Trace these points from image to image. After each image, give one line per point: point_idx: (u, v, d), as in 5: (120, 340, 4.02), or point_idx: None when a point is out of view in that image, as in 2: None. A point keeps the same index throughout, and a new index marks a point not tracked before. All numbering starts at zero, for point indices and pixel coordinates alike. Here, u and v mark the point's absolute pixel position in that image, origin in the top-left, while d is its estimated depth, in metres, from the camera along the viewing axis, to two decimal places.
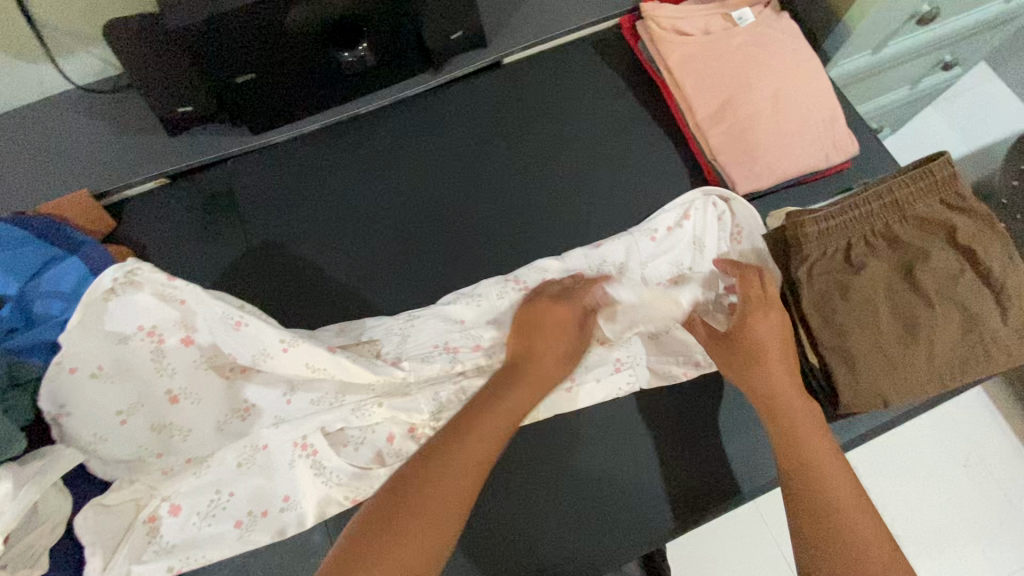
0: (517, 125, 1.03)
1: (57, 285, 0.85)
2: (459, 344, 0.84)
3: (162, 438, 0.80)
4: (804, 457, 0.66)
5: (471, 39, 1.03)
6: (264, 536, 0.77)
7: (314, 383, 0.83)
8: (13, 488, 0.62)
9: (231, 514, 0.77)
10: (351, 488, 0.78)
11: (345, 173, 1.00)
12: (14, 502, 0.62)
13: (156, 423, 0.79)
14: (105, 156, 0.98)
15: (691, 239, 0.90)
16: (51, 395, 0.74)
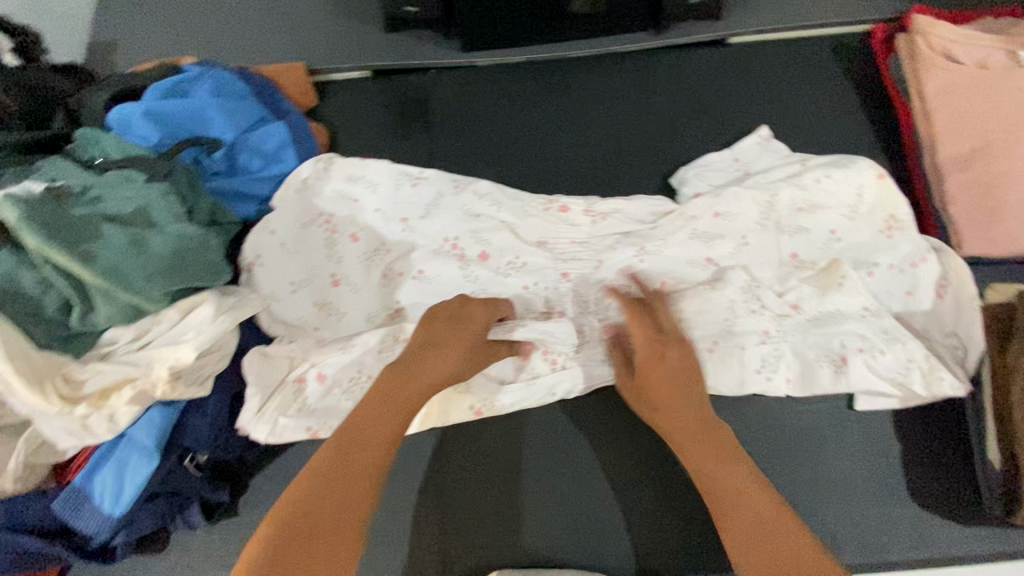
0: (726, 110, 0.96)
1: (262, 144, 0.90)
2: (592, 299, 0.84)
3: (321, 315, 0.84)
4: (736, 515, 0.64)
5: (706, 8, 0.96)
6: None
7: None
8: (212, 313, 0.68)
9: None
10: (482, 399, 0.80)
11: (539, 110, 0.97)
12: (211, 324, 0.68)
13: (319, 300, 0.84)
14: (326, 34, 1.01)
15: (889, 279, 0.81)
16: (251, 246, 0.84)
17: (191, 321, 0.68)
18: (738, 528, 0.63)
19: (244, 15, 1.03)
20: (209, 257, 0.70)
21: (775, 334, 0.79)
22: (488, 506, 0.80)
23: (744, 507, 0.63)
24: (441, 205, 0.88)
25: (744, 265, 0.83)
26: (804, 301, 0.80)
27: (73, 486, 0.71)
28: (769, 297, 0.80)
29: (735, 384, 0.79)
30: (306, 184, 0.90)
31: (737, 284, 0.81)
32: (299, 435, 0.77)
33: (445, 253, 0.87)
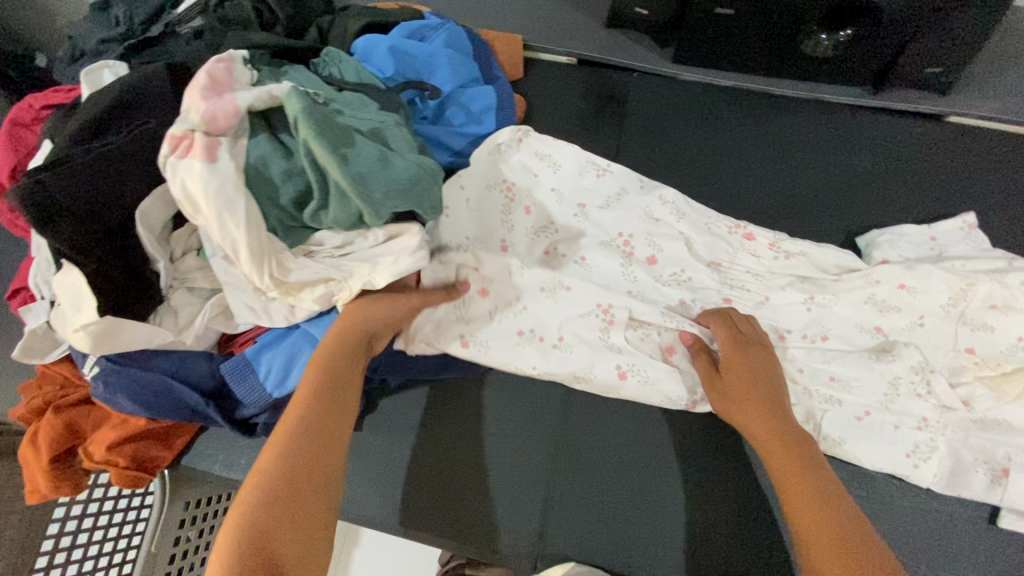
0: (931, 184, 0.92)
1: (470, 103, 0.95)
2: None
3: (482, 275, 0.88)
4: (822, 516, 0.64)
5: (935, 80, 0.94)
6: (533, 355, 0.83)
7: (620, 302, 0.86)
8: (415, 245, 0.70)
9: (517, 323, 0.84)
10: (628, 361, 0.81)
11: (734, 134, 0.97)
12: (411, 257, 0.70)
13: None
14: (547, 17, 1.06)
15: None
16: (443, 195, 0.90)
17: (394, 247, 0.70)
18: (819, 532, 0.63)
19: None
20: (434, 195, 0.70)
21: (936, 423, 0.76)
22: (594, 499, 0.80)
23: (828, 513, 0.64)
24: (621, 200, 0.91)
25: (918, 346, 0.80)
26: (972, 398, 0.77)
27: (243, 356, 0.77)
28: (938, 384, 0.77)
29: (885, 464, 0.76)
30: (499, 148, 0.94)
31: (908, 362, 0.79)
32: (450, 342, 0.83)
33: (614, 247, 0.89)
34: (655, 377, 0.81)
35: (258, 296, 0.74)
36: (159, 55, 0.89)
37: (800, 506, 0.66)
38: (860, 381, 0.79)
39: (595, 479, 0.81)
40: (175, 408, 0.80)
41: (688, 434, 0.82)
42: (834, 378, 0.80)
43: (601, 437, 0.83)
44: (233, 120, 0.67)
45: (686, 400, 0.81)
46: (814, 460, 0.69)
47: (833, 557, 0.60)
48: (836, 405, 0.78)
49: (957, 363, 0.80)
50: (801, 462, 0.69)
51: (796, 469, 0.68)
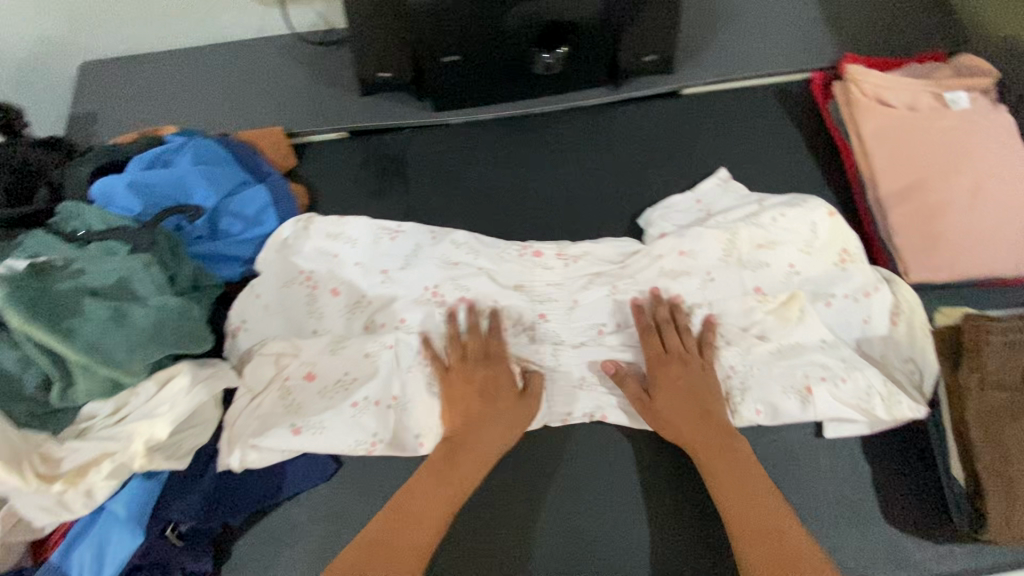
0: (683, 157, 1.03)
1: (242, 208, 0.93)
2: (572, 340, 0.88)
3: (304, 366, 0.83)
4: (755, 522, 0.69)
5: (658, 65, 1.04)
6: (372, 423, 0.81)
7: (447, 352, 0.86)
8: (186, 383, 0.67)
9: (351, 395, 0.82)
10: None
11: (510, 164, 1.03)
12: (185, 396, 0.67)
13: (307, 360, 0.84)
14: (302, 99, 1.06)
15: (845, 310, 0.87)
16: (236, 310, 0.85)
17: (167, 392, 0.67)
18: (753, 534, 0.68)
19: (224, 84, 1.07)
20: (190, 325, 0.70)
21: (742, 368, 0.83)
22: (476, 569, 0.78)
23: (745, 492, 0.72)
24: (418, 257, 0.92)
25: (713, 301, 0.88)
26: (766, 330, 0.85)
27: (51, 563, 0.69)
28: (733, 328, 0.86)
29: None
30: (286, 243, 0.93)
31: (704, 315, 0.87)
32: (284, 437, 0.78)
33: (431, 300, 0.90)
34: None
35: (44, 493, 0.63)
36: None
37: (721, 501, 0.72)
38: None
39: (478, 543, 0.79)
40: None
41: (533, 468, 0.82)
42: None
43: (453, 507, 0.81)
44: None
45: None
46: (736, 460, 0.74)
47: (766, 557, 0.66)
48: None
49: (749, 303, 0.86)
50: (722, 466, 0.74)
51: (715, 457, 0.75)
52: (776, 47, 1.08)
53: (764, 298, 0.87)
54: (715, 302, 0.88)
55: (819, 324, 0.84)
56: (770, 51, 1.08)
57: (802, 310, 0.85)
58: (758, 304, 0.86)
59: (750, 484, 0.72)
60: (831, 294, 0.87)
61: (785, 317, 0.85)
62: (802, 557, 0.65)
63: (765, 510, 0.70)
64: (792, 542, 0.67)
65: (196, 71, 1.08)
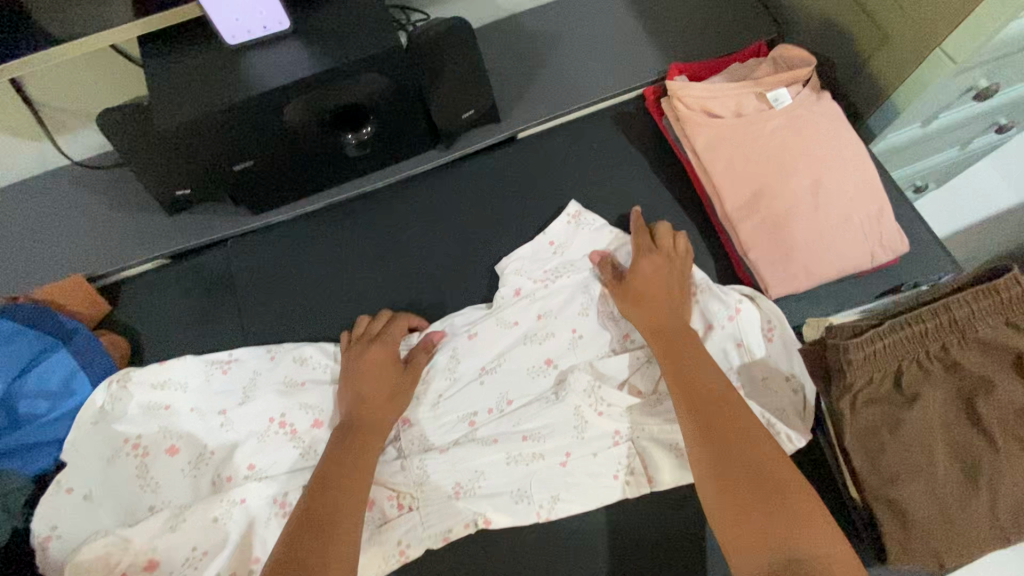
0: (530, 206, 0.96)
1: (44, 384, 0.81)
2: (443, 444, 0.81)
3: (141, 558, 0.73)
4: (717, 399, 0.67)
5: (483, 116, 0.97)
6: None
7: None
8: None
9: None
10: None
11: (350, 254, 0.95)
12: None
13: (144, 550, 0.73)
14: (100, 234, 0.94)
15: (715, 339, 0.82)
16: (44, 516, 0.74)
17: None
18: (706, 420, 0.65)
19: (7, 238, 0.94)
20: None
21: (626, 431, 0.80)
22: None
23: (707, 392, 0.68)
24: (256, 389, 0.83)
25: (582, 363, 0.84)
26: (630, 382, 0.82)
27: None
28: (602, 389, 0.82)
29: (600, 495, 0.77)
30: (103, 411, 0.80)
31: (571, 381, 0.82)
32: None
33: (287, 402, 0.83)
34: (368, 550, 0.75)
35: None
36: None
37: (684, 386, 0.70)
38: (546, 423, 0.80)
39: None
40: None
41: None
42: (527, 435, 0.80)
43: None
44: None
45: (400, 551, 0.75)
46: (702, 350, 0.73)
47: (710, 429, 0.64)
48: (540, 460, 0.79)
49: (614, 359, 0.83)
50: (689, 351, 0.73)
51: (699, 381, 0.69)
52: (602, 69, 1.03)
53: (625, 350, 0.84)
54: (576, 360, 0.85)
55: None
56: (594, 75, 1.03)
57: None
58: (625, 358, 0.83)
59: (716, 384, 0.69)
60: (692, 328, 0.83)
61: (652, 370, 0.82)
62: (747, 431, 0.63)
63: (759, 435, 0.63)
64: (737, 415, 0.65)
65: None
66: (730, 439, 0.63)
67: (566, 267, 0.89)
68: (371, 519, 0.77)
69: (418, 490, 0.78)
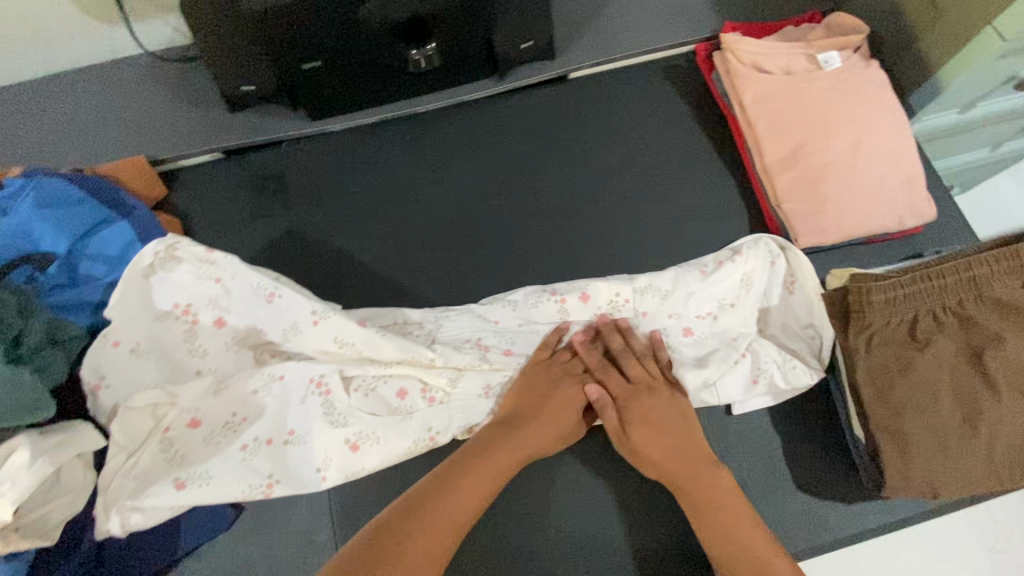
0: (575, 143, 1.00)
1: (103, 250, 0.86)
2: (491, 342, 0.81)
3: (189, 413, 0.77)
4: (680, 477, 0.69)
5: (540, 50, 1.00)
6: (266, 463, 0.75)
7: (354, 377, 0.78)
8: (29, 457, 0.61)
9: (240, 437, 0.75)
10: (355, 431, 0.76)
11: (398, 166, 0.98)
12: (28, 471, 0.60)
13: (191, 407, 0.77)
14: (162, 122, 0.99)
15: (727, 278, 0.83)
16: (91, 365, 0.76)
17: (6, 469, 0.60)
18: (701, 504, 0.68)
19: (75, 115, 0.98)
20: (25, 395, 0.64)
21: None
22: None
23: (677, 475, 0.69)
24: (301, 335, 0.77)
25: (612, 286, 0.84)
26: (650, 309, 0.83)
27: None
28: (625, 312, 0.84)
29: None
30: (152, 270, 0.78)
31: (603, 301, 0.84)
32: (165, 491, 0.70)
33: (333, 352, 0.78)
34: (397, 433, 0.76)
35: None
36: None
37: (661, 466, 0.70)
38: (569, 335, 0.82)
39: None
40: None
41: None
42: None
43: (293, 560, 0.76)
44: None
45: (430, 437, 0.77)
46: (732, 500, 0.67)
47: (715, 531, 0.66)
48: None
49: (652, 281, 0.84)
50: (703, 489, 0.68)
51: (675, 473, 0.69)
52: (659, 22, 1.06)
53: (654, 278, 0.84)
54: (614, 283, 0.84)
55: (708, 301, 0.83)
56: (651, 25, 1.06)
57: (692, 295, 0.83)
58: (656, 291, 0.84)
59: (708, 475, 0.69)
60: (704, 262, 0.85)
61: (681, 306, 0.83)
62: (736, 525, 0.66)
63: (732, 513, 0.67)
64: (726, 506, 0.67)
65: (45, 103, 0.99)
66: (714, 524, 0.67)
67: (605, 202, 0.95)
68: (403, 409, 0.77)
69: (451, 384, 0.78)
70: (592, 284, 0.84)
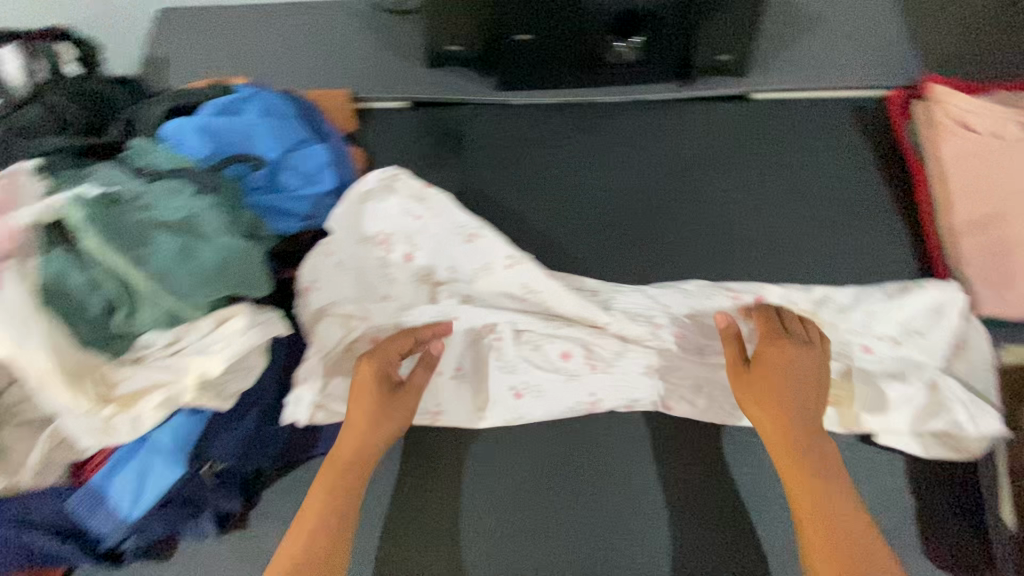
0: (748, 160, 0.99)
1: (304, 165, 0.93)
2: (663, 321, 0.85)
3: (379, 332, 0.84)
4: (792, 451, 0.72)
5: (734, 65, 1.01)
6: (439, 391, 0.85)
7: (526, 329, 0.86)
8: (244, 324, 0.66)
9: (419, 363, 0.85)
10: (522, 380, 0.85)
11: (570, 148, 1.02)
12: (243, 336, 0.66)
13: (381, 326, 0.84)
14: (367, 63, 1.08)
15: (912, 311, 0.82)
16: (308, 270, 0.84)
17: (226, 330, 0.66)
18: (799, 479, 0.71)
19: (295, 42, 1.09)
20: (248, 268, 0.69)
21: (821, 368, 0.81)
22: (476, 546, 0.80)
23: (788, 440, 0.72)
24: (491, 276, 0.88)
25: (795, 293, 0.84)
26: (829, 321, 0.82)
27: (94, 485, 0.71)
28: (798, 319, 0.84)
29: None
30: (367, 194, 0.91)
31: (776, 306, 0.84)
32: None
33: (514, 300, 0.88)
34: (556, 391, 0.84)
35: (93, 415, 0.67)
36: None
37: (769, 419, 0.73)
38: (740, 334, 0.83)
39: (496, 514, 0.81)
40: (32, 555, 0.76)
41: (544, 453, 0.83)
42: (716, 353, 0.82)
43: (409, 482, 0.84)
44: (17, 240, 0.63)
45: (592, 401, 0.84)
46: (827, 477, 0.71)
47: (812, 522, 0.69)
48: None
49: (832, 294, 0.84)
50: (815, 466, 0.71)
51: (783, 441, 0.72)
52: (856, 61, 1.05)
53: (832, 292, 0.84)
54: (793, 291, 0.84)
55: (888, 326, 0.82)
56: (848, 61, 1.05)
57: (870, 316, 0.82)
58: (838, 306, 0.83)
59: (811, 442, 0.72)
60: (887, 287, 0.84)
61: (859, 325, 0.82)
62: (833, 510, 0.69)
63: (832, 495, 0.70)
64: (822, 486, 0.70)
65: (273, 28, 1.11)
66: (806, 503, 0.70)
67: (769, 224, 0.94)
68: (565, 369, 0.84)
69: (613, 357, 0.84)
70: (768, 289, 0.85)
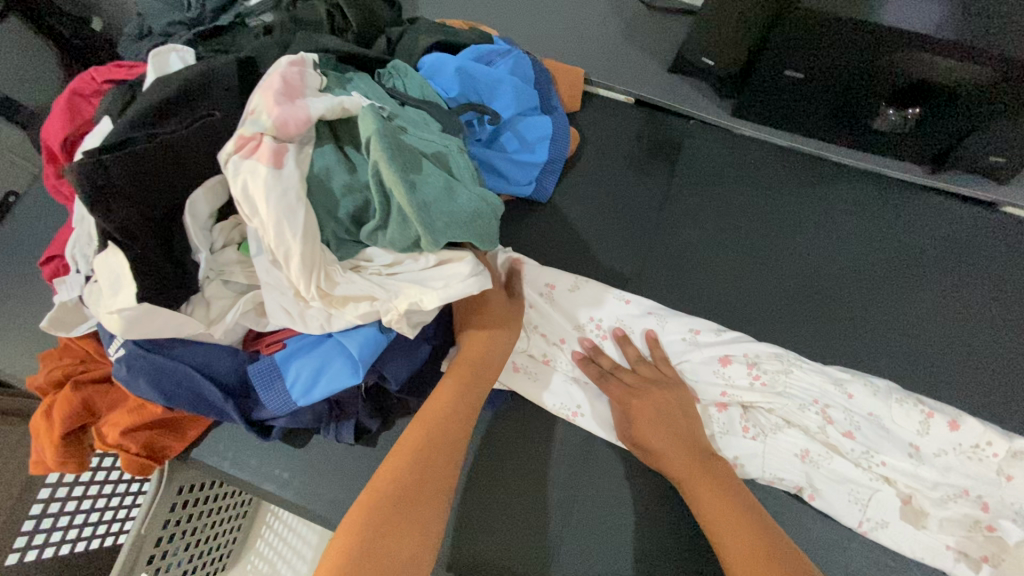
0: (979, 269, 0.89)
1: (526, 131, 0.93)
2: (836, 416, 0.79)
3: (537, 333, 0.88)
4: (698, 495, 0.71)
5: (997, 169, 0.92)
6: (576, 395, 0.84)
7: (699, 371, 0.83)
8: (467, 273, 0.70)
9: (560, 364, 0.86)
10: None
11: (783, 194, 0.97)
12: (461, 284, 0.69)
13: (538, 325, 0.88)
14: (608, 53, 1.10)
15: None
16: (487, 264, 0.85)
17: (448, 273, 0.70)
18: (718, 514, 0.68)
19: (549, 19, 1.15)
20: (482, 226, 0.70)
21: (993, 514, 0.72)
22: (559, 548, 0.77)
23: (688, 475, 0.72)
24: (667, 319, 0.87)
25: (997, 433, 0.76)
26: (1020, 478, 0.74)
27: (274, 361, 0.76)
28: (987, 464, 0.75)
29: (925, 553, 0.72)
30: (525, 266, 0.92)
31: (969, 441, 0.76)
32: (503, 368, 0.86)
33: (684, 342, 0.85)
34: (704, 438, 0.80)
35: (297, 301, 0.71)
36: (225, 45, 0.92)
37: (673, 463, 0.73)
38: (916, 453, 0.77)
39: (597, 526, 0.78)
40: (194, 400, 0.80)
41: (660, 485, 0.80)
42: (884, 463, 0.76)
43: (519, 463, 0.82)
44: (303, 128, 0.68)
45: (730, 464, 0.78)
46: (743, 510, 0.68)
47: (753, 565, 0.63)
48: (888, 486, 0.75)
49: None
50: (716, 498, 0.69)
51: (691, 473, 0.72)
52: None
53: None
54: (992, 431, 0.76)
55: None
56: None
57: None
58: None
59: (717, 474, 0.72)
60: None
61: None
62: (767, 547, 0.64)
63: (745, 528, 0.66)
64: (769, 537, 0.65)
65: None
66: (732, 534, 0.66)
67: (983, 348, 0.85)
68: (719, 418, 0.80)
69: (771, 429, 0.79)
70: (965, 419, 0.77)
